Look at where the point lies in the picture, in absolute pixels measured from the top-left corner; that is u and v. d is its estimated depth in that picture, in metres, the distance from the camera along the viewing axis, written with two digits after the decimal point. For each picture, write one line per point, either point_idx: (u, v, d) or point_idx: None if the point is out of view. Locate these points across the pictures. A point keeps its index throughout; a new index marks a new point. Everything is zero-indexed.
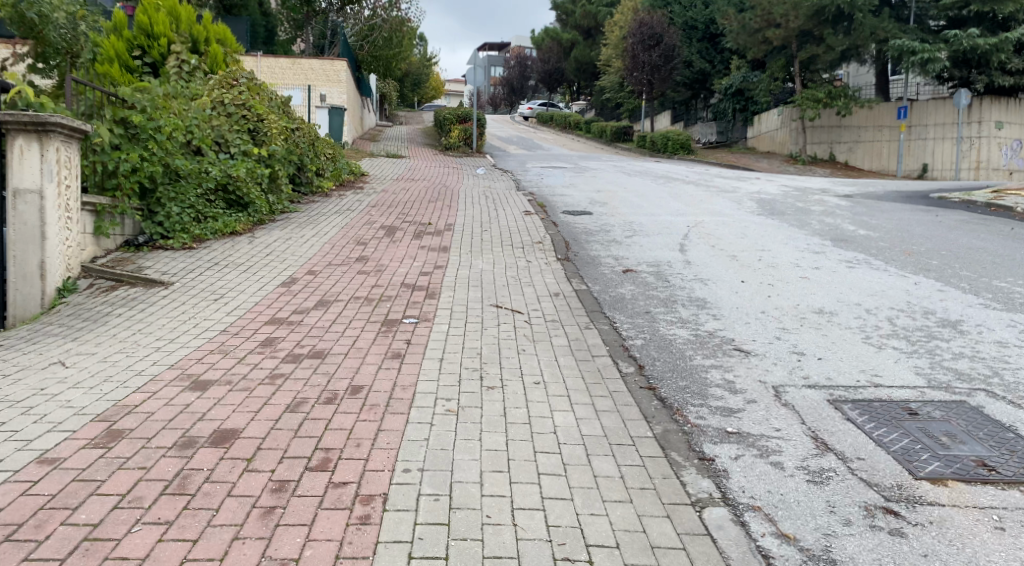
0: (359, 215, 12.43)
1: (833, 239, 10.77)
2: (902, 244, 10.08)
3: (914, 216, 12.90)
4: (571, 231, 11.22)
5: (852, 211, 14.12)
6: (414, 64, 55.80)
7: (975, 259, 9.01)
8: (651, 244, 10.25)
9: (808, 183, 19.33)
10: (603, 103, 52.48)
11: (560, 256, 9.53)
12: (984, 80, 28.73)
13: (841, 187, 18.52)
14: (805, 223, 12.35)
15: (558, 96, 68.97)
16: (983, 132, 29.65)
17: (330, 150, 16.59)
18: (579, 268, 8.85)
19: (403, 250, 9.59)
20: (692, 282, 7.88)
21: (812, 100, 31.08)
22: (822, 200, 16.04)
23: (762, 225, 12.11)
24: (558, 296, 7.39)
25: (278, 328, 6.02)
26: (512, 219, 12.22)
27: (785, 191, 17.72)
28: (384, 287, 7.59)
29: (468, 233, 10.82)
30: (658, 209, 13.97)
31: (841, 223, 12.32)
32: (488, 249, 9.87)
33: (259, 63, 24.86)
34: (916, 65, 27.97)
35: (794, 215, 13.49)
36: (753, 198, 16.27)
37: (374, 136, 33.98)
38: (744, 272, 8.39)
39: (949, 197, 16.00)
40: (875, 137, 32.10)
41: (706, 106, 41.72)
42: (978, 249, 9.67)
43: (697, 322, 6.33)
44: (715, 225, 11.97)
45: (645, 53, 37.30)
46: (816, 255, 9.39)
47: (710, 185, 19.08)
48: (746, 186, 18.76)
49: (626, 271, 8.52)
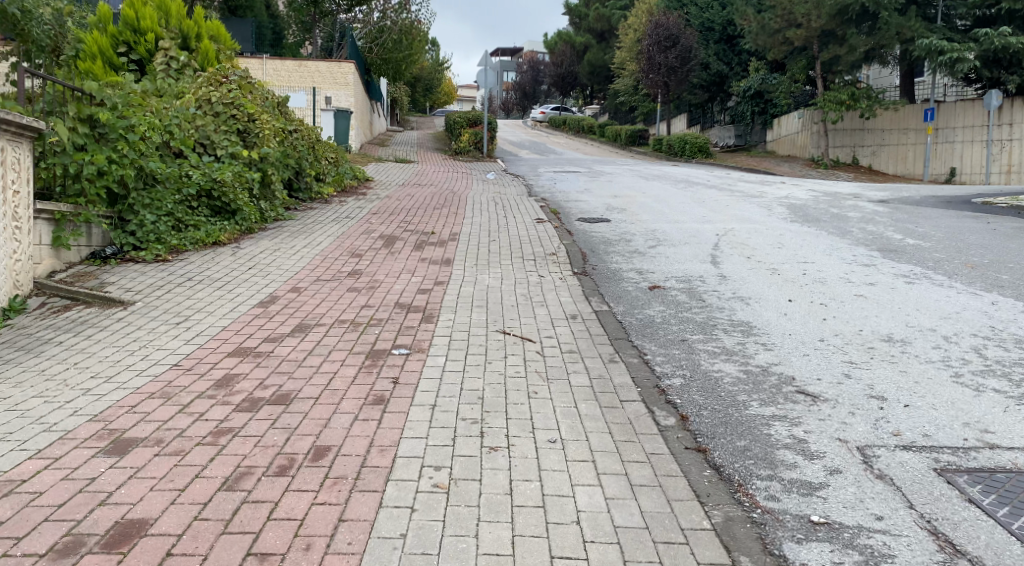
0: (358, 223, 11.43)
1: (881, 249, 9.66)
2: (960, 256, 8.94)
3: (963, 224, 11.78)
4: (589, 241, 10.17)
5: (892, 217, 12.99)
6: (426, 68, 54.94)
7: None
8: (678, 256, 9.20)
9: (839, 188, 18.23)
10: (617, 108, 51.42)
11: (576, 269, 8.49)
12: (1016, 80, 27.42)
13: (874, 193, 17.37)
14: (844, 231, 11.26)
15: (571, 100, 67.98)
16: (1015, 135, 27.98)
17: (331, 153, 15.60)
18: (598, 283, 7.81)
19: (401, 263, 8.59)
20: (731, 303, 6.82)
21: (835, 102, 29.92)
22: (856, 206, 14.94)
23: (798, 234, 11.01)
24: (577, 319, 6.36)
25: (240, 361, 5.04)
26: (522, 227, 11.20)
27: (816, 196, 16.57)
28: (374, 307, 6.61)
29: (474, 243, 9.81)
30: (682, 217, 12.90)
31: (885, 231, 11.22)
32: (496, 261, 8.85)
33: (264, 66, 23.91)
34: (944, 65, 26.78)
35: (831, 223, 12.39)
36: (783, 204, 15.18)
37: (383, 140, 33.05)
38: (788, 289, 7.33)
39: (994, 202, 14.84)
40: (900, 140, 30.80)
41: (724, 110, 40.55)
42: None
43: (745, 355, 5.29)
44: (746, 234, 10.89)
45: (661, 55, 36.20)
46: (867, 269, 8.30)
47: (734, 190, 18.02)
48: (773, 191, 17.68)
49: (653, 288, 7.48)
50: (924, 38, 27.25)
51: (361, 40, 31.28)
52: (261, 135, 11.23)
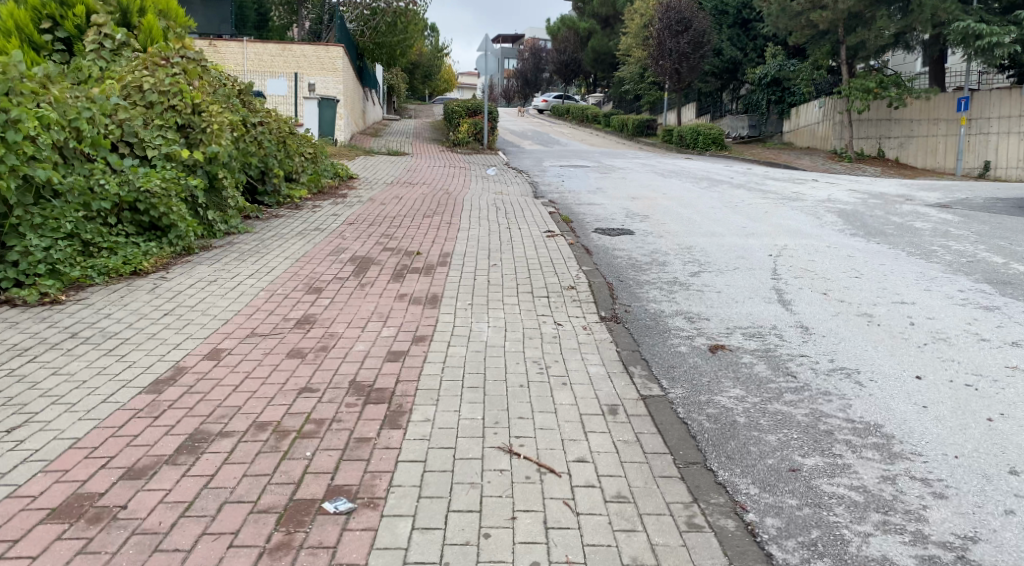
0: (327, 238, 9.31)
1: (988, 280, 7.60)
2: None
3: None
4: (613, 267, 8.08)
5: (970, 228, 10.96)
6: (423, 55, 52.64)
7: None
8: (734, 291, 7.13)
9: (884, 189, 16.23)
10: (622, 96, 49.33)
11: (604, 313, 6.40)
12: None
13: (925, 195, 15.36)
14: (925, 250, 9.20)
15: (575, 89, 65.74)
16: None
17: (307, 147, 13.45)
18: (637, 339, 5.73)
19: (371, 304, 6.48)
20: (840, 384, 4.76)
21: (862, 90, 27.51)
22: (916, 211, 12.95)
23: (871, 254, 8.92)
24: (619, 414, 4.27)
25: (57, 538, 2.96)
26: (529, 244, 9.09)
27: (863, 199, 14.51)
28: (321, 392, 4.49)
29: (468, 270, 7.68)
30: (719, 228, 10.80)
31: (974, 249, 9.18)
32: (497, 298, 6.76)
33: (246, 49, 21.80)
34: (981, 50, 24.55)
35: (901, 236, 10.32)
36: (831, 209, 13.16)
37: (376, 131, 30.89)
38: (907, 357, 5.25)
39: None
40: (930, 131, 28.36)
41: (736, 98, 38.24)
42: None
43: (909, 511, 3.23)
44: (807, 256, 8.79)
45: (672, 39, 33.74)
46: (996, 316, 6.21)
47: (766, 190, 16.00)
48: (810, 192, 15.67)
49: (715, 350, 5.40)
50: (961, 21, 24.98)
51: (353, 23, 28.80)
52: (207, 130, 9.07)
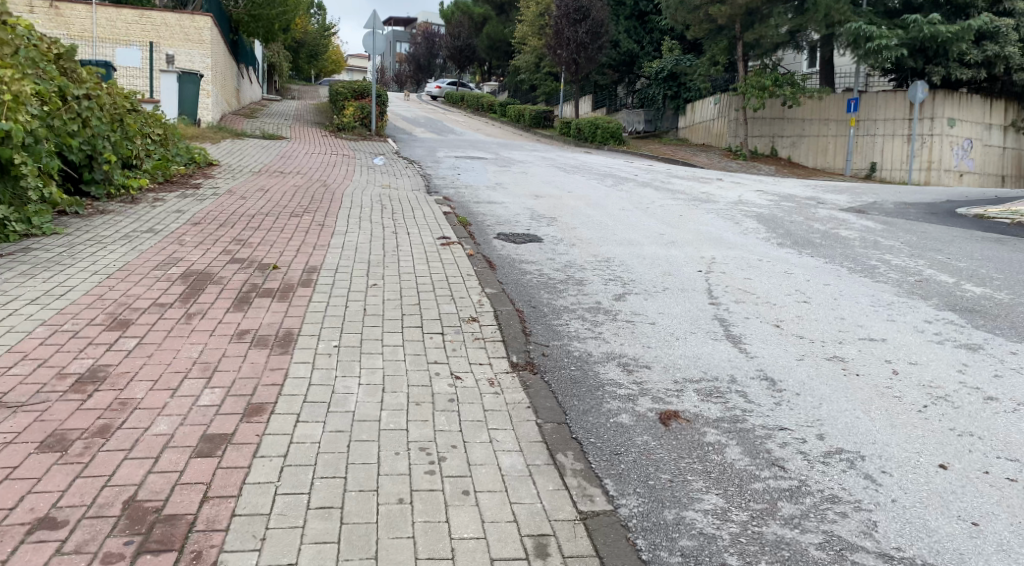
0: (160, 243, 7.36)
1: (950, 306, 6.61)
2: None
3: (999, 254, 9.16)
4: (523, 290, 6.60)
5: (896, 237, 10.18)
6: (306, 33, 49.56)
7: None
8: (671, 323, 5.81)
9: (791, 191, 15.60)
10: (517, 85, 48.16)
11: (517, 359, 4.89)
12: (942, 71, 25.57)
13: (833, 197, 14.81)
14: (865, 265, 8.21)
15: (469, 75, 64.11)
16: (937, 129, 26.21)
17: (150, 129, 11.24)
18: (564, 403, 4.26)
19: (196, 347, 4.70)
20: (850, 482, 3.43)
21: (757, 87, 26.78)
22: (832, 216, 12.21)
23: (810, 271, 7.85)
24: (550, 559, 2.80)
25: None
26: (417, 255, 7.44)
27: (775, 202, 13.67)
28: (66, 534, 2.78)
29: (339, 293, 5.96)
30: (635, 236, 9.51)
31: (915, 266, 8.26)
32: (374, 336, 5.12)
33: (93, 14, 19.15)
34: (870, 53, 24.52)
35: (831, 246, 9.38)
36: (745, 212, 12.23)
37: (252, 111, 28.22)
38: (913, 427, 4.02)
39: (991, 217, 12.45)
40: (820, 131, 28.41)
41: (632, 92, 37.65)
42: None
43: None
44: (741, 273, 7.61)
45: (569, 28, 32.59)
46: (987, 360, 5.17)
47: (674, 189, 15.02)
48: (719, 192, 14.80)
49: (667, 422, 4.00)
50: (852, 21, 24.86)
51: None
52: None
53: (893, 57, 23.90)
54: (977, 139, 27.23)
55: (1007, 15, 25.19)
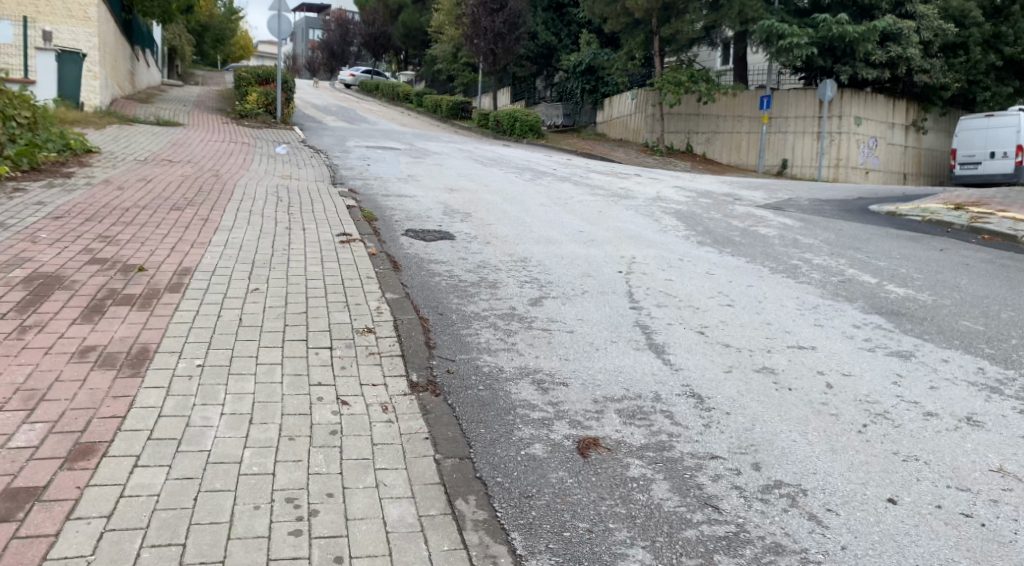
0: (8, 241, 6.39)
1: (877, 309, 6.35)
2: (1016, 337, 5.73)
3: (914, 252, 9.12)
4: (429, 294, 5.98)
5: (814, 234, 10.05)
6: (212, 15, 47.26)
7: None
8: (590, 331, 5.30)
9: (707, 187, 15.49)
10: (435, 75, 47.28)
11: (416, 377, 4.26)
12: (848, 70, 26.18)
13: (749, 193, 14.76)
14: (788, 265, 7.94)
15: (384, 64, 62.68)
16: (845, 127, 26.91)
17: (15, 111, 10.11)
18: (468, 430, 3.67)
19: (22, 370, 3.87)
20: (795, 525, 2.97)
21: (673, 82, 26.53)
22: (749, 212, 12.06)
23: (731, 271, 7.51)
24: None
25: None
26: (311, 254, 6.71)
27: (693, 198, 13.44)
28: None
29: (213, 301, 5.19)
30: (552, 234, 9.01)
31: (837, 266, 8.06)
32: (249, 353, 4.40)
33: None
34: (781, 50, 24.83)
35: (751, 244, 9.12)
36: (662, 208, 11.93)
37: (149, 96, 26.49)
38: (855, 452, 3.61)
39: (901, 214, 12.56)
40: (734, 128, 28.50)
41: (550, 86, 37.33)
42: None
43: None
44: (662, 274, 7.20)
45: (487, 18, 31.95)
46: (920, 368, 4.89)
47: (592, 184, 14.66)
48: (637, 187, 14.53)
49: (585, 451, 3.46)
50: (764, 19, 25.09)
51: None
52: None
53: (803, 54, 24.23)
54: (881, 138, 28.02)
55: (909, 17, 25.98)
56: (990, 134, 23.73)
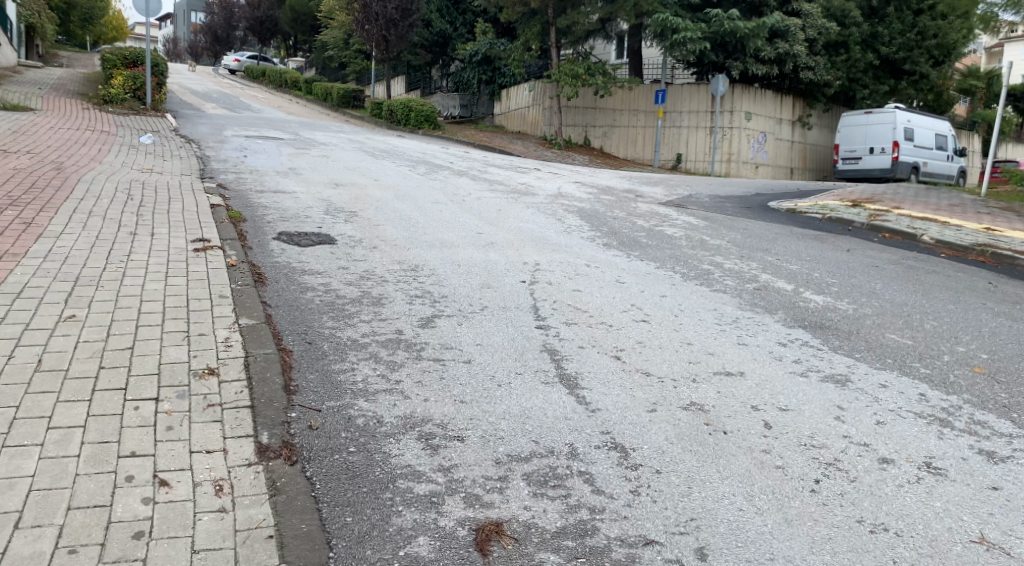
0: None
1: (800, 322, 5.83)
2: (945, 352, 5.29)
3: (822, 253, 8.79)
4: (297, 317, 5.00)
5: (721, 234, 9.60)
6: None
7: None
8: (490, 361, 4.47)
9: (609, 182, 15.00)
10: (326, 62, 45.27)
11: (268, 437, 3.35)
12: (740, 66, 26.44)
13: (650, 190, 14.35)
14: (699, 270, 7.38)
15: (273, 50, 59.75)
16: (736, 123, 27.24)
17: None
18: (329, 520, 2.80)
19: None
20: None
21: (570, 74, 25.87)
22: (652, 210, 11.57)
23: (641, 279, 6.87)
24: None
25: None
26: (155, 268, 5.61)
27: (596, 195, 12.85)
28: None
29: (8, 336, 4.07)
30: (447, 237, 8.15)
31: (749, 271, 7.55)
32: (41, 412, 3.36)
33: None
34: (674, 45, 24.66)
35: (659, 246, 8.56)
36: (565, 206, 11.28)
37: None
38: (814, 524, 2.96)
39: (801, 211, 12.39)
40: (631, 122, 28.28)
41: (445, 75, 36.23)
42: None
43: None
44: (569, 284, 6.46)
45: (378, 3, 30.49)
46: (859, 399, 4.32)
47: (490, 179, 13.87)
48: (536, 183, 13.83)
49: (485, 548, 2.68)
50: (659, 12, 24.83)
51: None
52: None
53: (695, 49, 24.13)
54: (770, 133, 28.53)
55: (796, 15, 26.39)
56: (870, 130, 24.45)
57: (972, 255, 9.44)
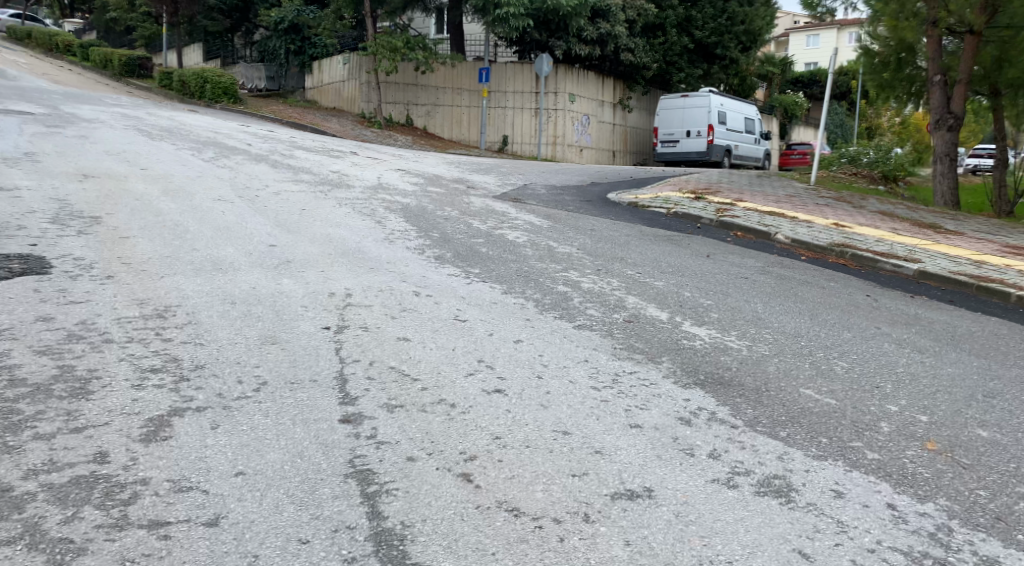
0: None
1: (696, 376, 4.45)
2: (879, 417, 4.09)
3: (684, 261, 7.59)
4: None
5: (568, 238, 8.19)
6: None
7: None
8: (252, 515, 2.66)
9: (435, 170, 13.26)
10: (107, 24, 39.68)
11: None
12: (564, 46, 25.44)
13: (482, 178, 12.80)
14: (555, 295, 5.86)
15: (44, 8, 52.06)
16: (560, 104, 26.33)
17: None
18: None
19: None
20: None
21: (387, 48, 23.61)
22: (487, 206, 10.00)
23: (486, 314, 5.24)
24: None
25: None
26: None
27: (421, 187, 11.10)
28: None
29: None
30: (224, 256, 6.08)
31: (613, 292, 6.14)
32: None
33: None
34: (498, 20, 23.06)
35: (502, 259, 6.98)
36: (385, 202, 9.43)
37: None
38: None
39: (646, 204, 11.29)
40: (454, 100, 26.57)
41: (248, 43, 32.64)
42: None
43: None
44: (391, 329, 4.69)
45: None
46: (818, 527, 2.96)
47: (295, 166, 11.70)
48: (350, 171, 11.83)
49: None
50: None
51: None
52: None
53: (520, 25, 22.68)
54: (594, 115, 27.93)
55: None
56: (687, 113, 24.36)
57: (831, 256, 8.67)
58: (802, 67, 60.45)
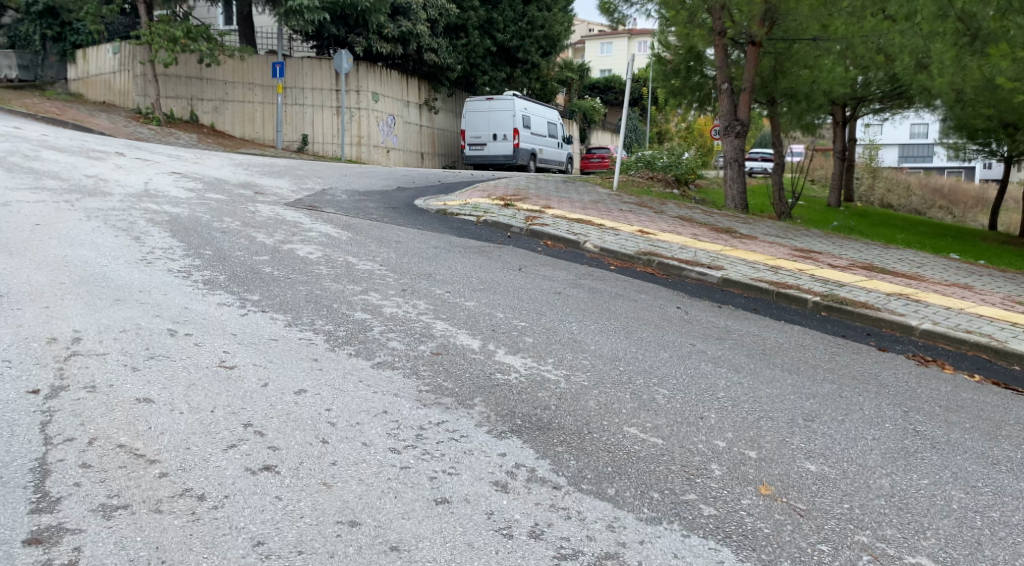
0: None
1: (513, 422, 3.84)
2: (709, 457, 3.69)
3: (494, 275, 7.04)
4: None
5: (366, 253, 7.37)
6: None
7: (1012, 543, 3.20)
8: None
9: (217, 173, 11.85)
10: None
11: None
12: (363, 42, 24.36)
13: (271, 183, 11.58)
14: (350, 326, 5.04)
15: None
16: (363, 103, 25.21)
17: None
18: None
19: None
20: None
21: (165, 37, 21.32)
22: (275, 215, 8.92)
23: (263, 356, 4.33)
24: None
25: None
26: None
27: (198, 194, 9.77)
28: None
29: None
30: None
31: (416, 317, 5.42)
32: None
33: None
34: (291, 12, 21.56)
35: (288, 280, 6.04)
36: (150, 213, 8.10)
37: None
38: None
39: (452, 212, 10.70)
40: (245, 96, 24.62)
41: None
42: (882, 475, 3.74)
43: None
44: (133, 388, 3.67)
45: None
46: None
47: (40, 170, 9.90)
48: (111, 176, 10.21)
49: None
50: None
51: None
52: None
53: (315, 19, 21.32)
54: (398, 116, 27.06)
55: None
56: (492, 116, 24.19)
57: (639, 265, 8.53)
58: (597, 74, 63.12)
